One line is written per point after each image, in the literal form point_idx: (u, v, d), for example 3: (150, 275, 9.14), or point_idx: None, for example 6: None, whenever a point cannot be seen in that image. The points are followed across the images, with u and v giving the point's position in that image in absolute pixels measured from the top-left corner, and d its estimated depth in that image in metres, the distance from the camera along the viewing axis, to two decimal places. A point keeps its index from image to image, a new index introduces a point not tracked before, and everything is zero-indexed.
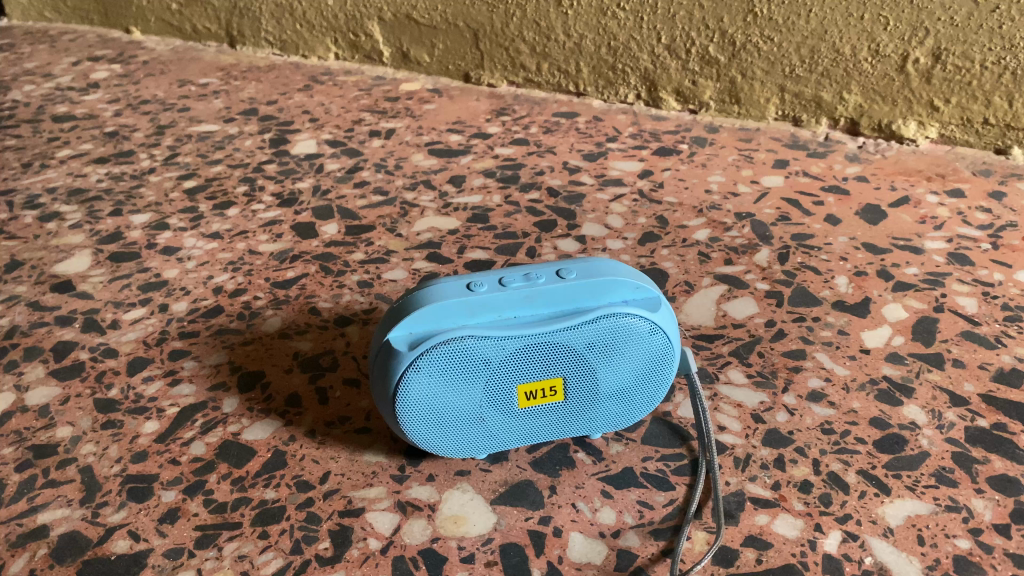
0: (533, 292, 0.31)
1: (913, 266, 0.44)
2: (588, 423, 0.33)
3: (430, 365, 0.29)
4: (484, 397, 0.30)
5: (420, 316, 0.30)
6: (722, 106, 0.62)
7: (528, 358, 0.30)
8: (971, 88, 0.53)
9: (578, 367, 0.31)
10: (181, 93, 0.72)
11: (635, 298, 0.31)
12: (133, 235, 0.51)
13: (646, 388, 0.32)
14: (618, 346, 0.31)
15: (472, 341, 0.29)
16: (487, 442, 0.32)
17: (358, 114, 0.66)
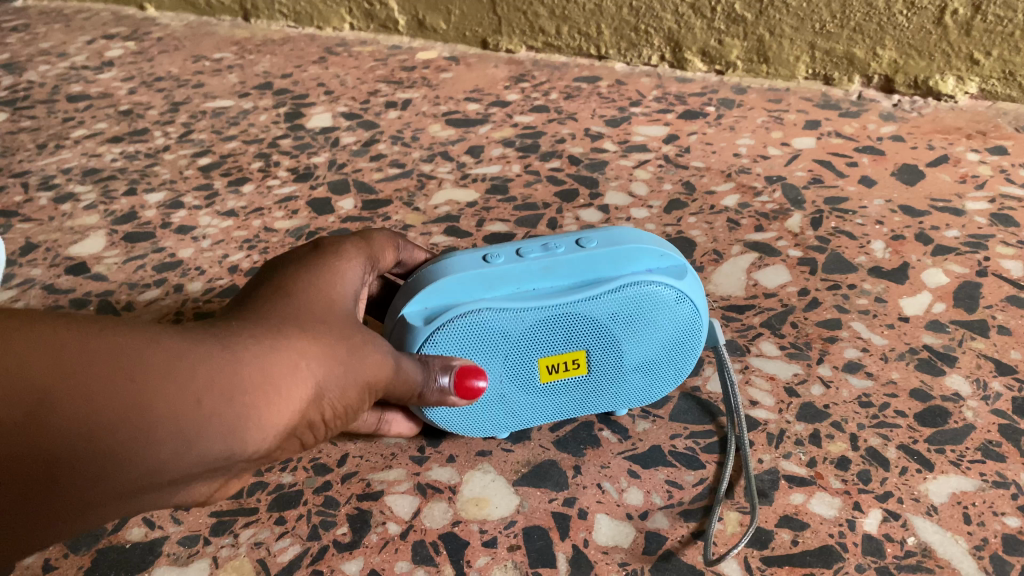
0: (551, 262, 0.29)
1: (954, 229, 0.42)
2: (612, 401, 0.32)
3: (446, 339, 0.28)
4: (500, 380, 0.29)
5: (435, 289, 0.29)
6: (750, 66, 0.60)
7: (549, 330, 0.29)
8: (1014, 38, 0.51)
9: (602, 338, 0.29)
10: (196, 69, 0.71)
11: (661, 266, 0.30)
12: (148, 214, 0.50)
13: (676, 362, 0.31)
14: (645, 316, 0.29)
15: (489, 313, 0.28)
16: (509, 420, 0.31)
17: (374, 85, 0.65)
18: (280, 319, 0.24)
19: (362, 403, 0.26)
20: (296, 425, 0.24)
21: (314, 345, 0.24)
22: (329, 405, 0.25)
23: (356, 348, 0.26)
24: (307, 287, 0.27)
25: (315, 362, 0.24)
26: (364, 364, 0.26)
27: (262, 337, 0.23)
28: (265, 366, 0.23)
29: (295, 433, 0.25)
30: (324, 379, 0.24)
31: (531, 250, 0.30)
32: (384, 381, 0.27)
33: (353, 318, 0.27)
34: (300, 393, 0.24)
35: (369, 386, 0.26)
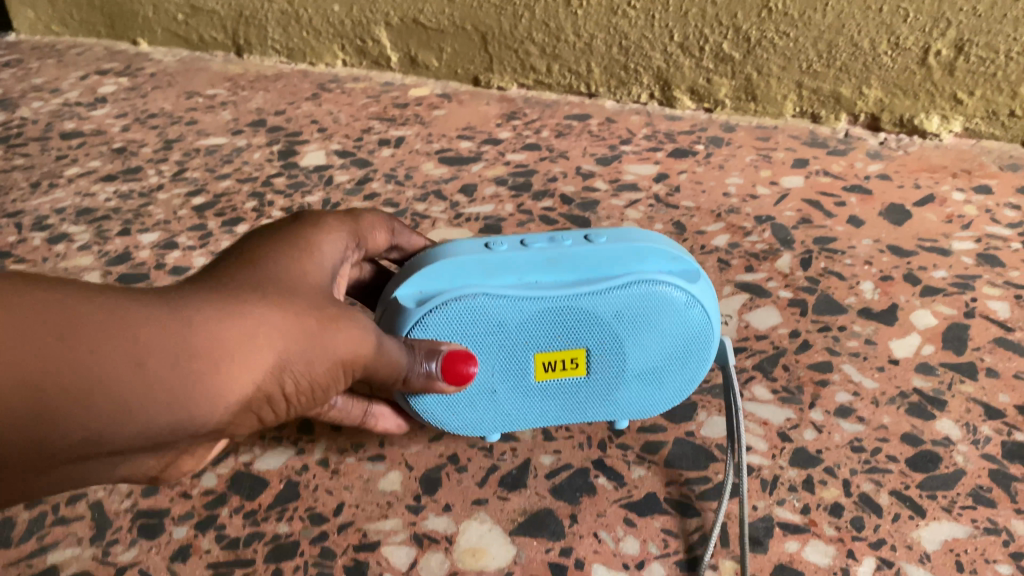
0: (557, 256, 0.31)
1: (941, 269, 0.43)
2: (612, 408, 0.33)
3: (444, 321, 0.30)
4: (494, 372, 0.31)
5: (440, 272, 0.31)
6: (738, 104, 0.60)
7: (549, 324, 0.30)
8: (996, 79, 0.52)
9: (603, 337, 0.31)
10: (189, 106, 0.72)
11: (672, 270, 0.31)
12: (142, 255, 0.50)
13: (681, 368, 0.32)
14: (646, 316, 0.31)
15: (489, 299, 0.30)
16: (502, 419, 0.32)
17: (367, 122, 0.66)
18: (242, 290, 0.25)
19: (332, 377, 0.27)
20: (261, 395, 0.24)
21: (276, 317, 0.24)
22: (291, 376, 0.25)
23: (324, 322, 0.26)
24: (275, 261, 0.27)
25: (276, 335, 0.24)
26: (333, 337, 0.26)
27: (224, 309, 0.23)
28: (225, 336, 0.23)
29: (255, 408, 0.25)
30: (286, 351, 0.25)
31: (541, 243, 0.32)
32: (354, 355, 0.27)
33: (320, 293, 0.27)
34: (262, 362, 0.24)
35: (336, 359, 0.26)
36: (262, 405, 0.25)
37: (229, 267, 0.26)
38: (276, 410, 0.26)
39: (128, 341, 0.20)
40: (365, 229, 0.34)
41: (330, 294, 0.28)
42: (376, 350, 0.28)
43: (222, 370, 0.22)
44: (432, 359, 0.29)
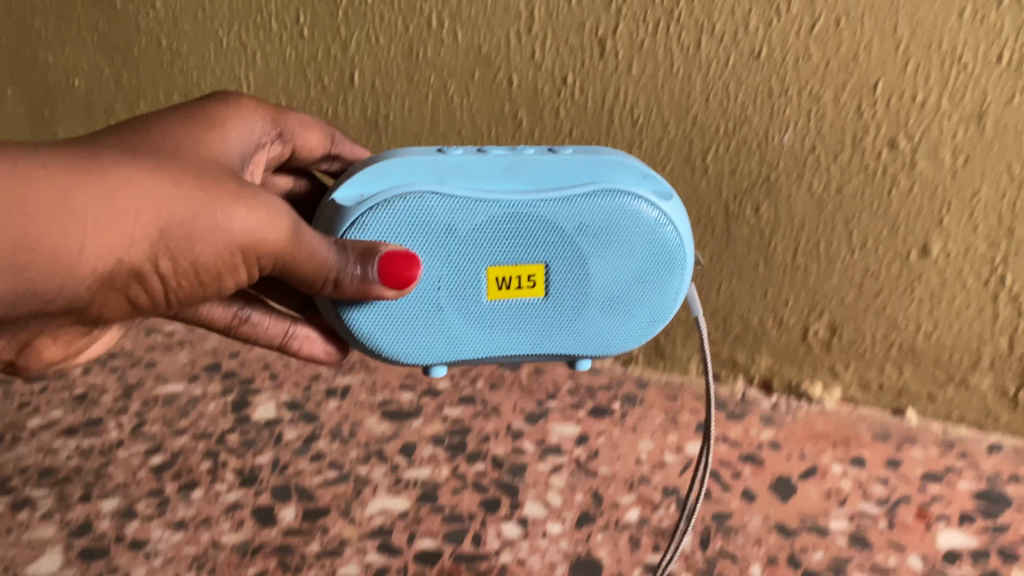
0: (529, 173, 0.45)
1: (819, 550, 0.50)
2: (567, 320, 0.47)
3: (426, 212, 0.43)
4: (454, 274, 0.45)
5: (430, 173, 0.44)
6: (649, 359, 0.67)
7: (519, 235, 0.44)
8: (866, 357, 0.61)
9: (570, 244, 0.45)
10: (148, 344, 0.77)
11: (636, 182, 0.46)
12: (102, 525, 0.54)
13: (628, 280, 0.47)
14: (607, 227, 0.45)
15: (465, 204, 0.44)
16: (458, 327, 0.46)
17: (315, 368, 0.71)
18: (118, 157, 0.36)
19: (216, 253, 0.39)
20: (127, 266, 0.36)
21: (156, 196, 0.36)
22: (174, 236, 0.37)
23: (205, 199, 0.38)
24: (157, 148, 0.39)
25: (149, 198, 0.36)
26: (211, 214, 0.38)
27: (107, 180, 0.35)
28: (99, 190, 0.34)
29: (147, 259, 0.37)
30: (162, 214, 0.36)
31: (500, 155, 0.46)
32: (237, 232, 0.39)
33: (215, 180, 0.39)
34: (128, 218, 0.35)
35: (227, 229, 0.38)
36: (133, 271, 0.37)
37: (151, 144, 0.40)
38: (154, 283, 0.38)
39: (19, 199, 0.32)
40: (290, 133, 0.53)
41: (227, 178, 0.40)
42: (272, 230, 0.40)
43: (89, 226, 0.34)
44: (362, 260, 0.41)
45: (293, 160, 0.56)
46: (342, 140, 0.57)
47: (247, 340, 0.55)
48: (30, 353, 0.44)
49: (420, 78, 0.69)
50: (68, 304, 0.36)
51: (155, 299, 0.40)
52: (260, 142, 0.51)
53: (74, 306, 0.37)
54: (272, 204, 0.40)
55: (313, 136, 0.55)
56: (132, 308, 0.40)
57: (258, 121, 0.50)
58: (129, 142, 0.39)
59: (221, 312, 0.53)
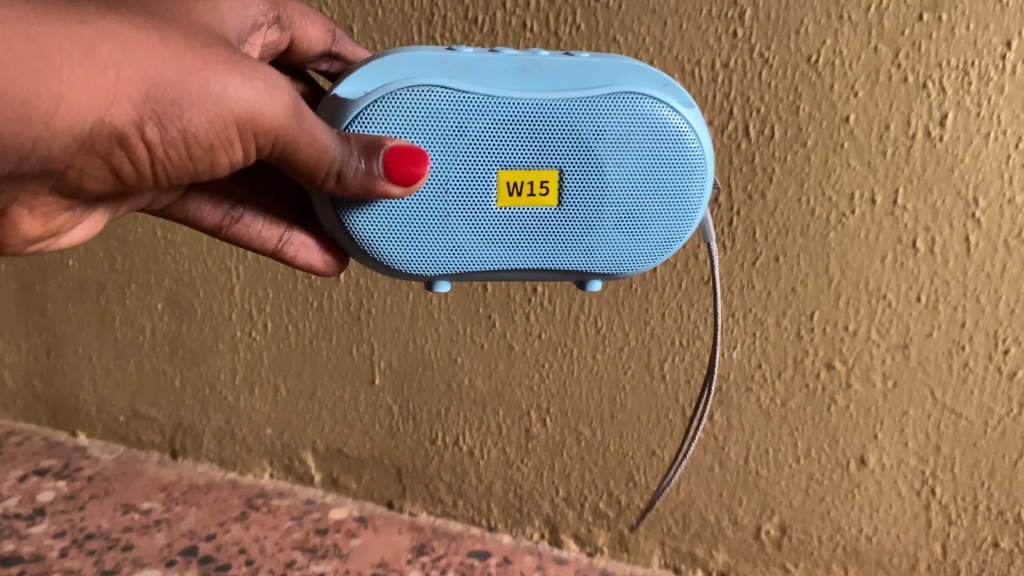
0: (542, 68, 0.43)
1: None
2: (583, 235, 0.45)
3: (425, 101, 0.42)
4: (460, 170, 0.43)
5: (432, 62, 0.42)
6: (614, 551, 0.74)
7: (530, 133, 0.42)
8: (813, 555, 0.67)
9: (585, 148, 0.43)
10: (125, 523, 0.80)
11: (660, 88, 0.44)
12: None
13: (643, 189, 0.45)
14: (625, 131, 0.43)
15: (469, 95, 0.42)
16: (459, 242, 0.44)
17: (291, 554, 0.76)
18: (100, 7, 0.34)
19: (208, 124, 0.36)
20: (110, 128, 0.34)
21: (144, 56, 0.34)
22: (161, 101, 0.35)
23: (194, 60, 0.35)
24: (150, 11, 0.37)
25: (133, 58, 0.33)
26: (203, 79, 0.35)
27: (87, 31, 0.32)
28: (74, 41, 0.32)
29: (136, 126, 0.35)
30: (150, 78, 0.34)
31: (513, 53, 0.43)
32: (232, 106, 0.36)
33: (209, 45, 0.36)
34: (108, 78, 0.33)
35: (219, 104, 0.36)
36: (117, 137, 0.35)
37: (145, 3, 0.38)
38: (139, 155, 0.36)
39: None
40: (290, 21, 0.53)
41: (223, 46, 0.37)
42: (272, 107, 0.37)
43: (65, 75, 0.32)
44: (370, 156, 0.40)
45: (295, 53, 0.56)
46: (342, 39, 0.58)
47: (242, 242, 0.54)
48: (10, 225, 0.41)
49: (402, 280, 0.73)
50: (45, 164, 0.35)
51: (140, 171, 0.38)
52: (256, 24, 0.50)
53: (50, 167, 0.35)
54: (274, 77, 0.38)
55: (314, 29, 0.55)
56: (115, 180, 0.38)
57: (254, 4, 0.49)
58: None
59: (209, 210, 0.52)
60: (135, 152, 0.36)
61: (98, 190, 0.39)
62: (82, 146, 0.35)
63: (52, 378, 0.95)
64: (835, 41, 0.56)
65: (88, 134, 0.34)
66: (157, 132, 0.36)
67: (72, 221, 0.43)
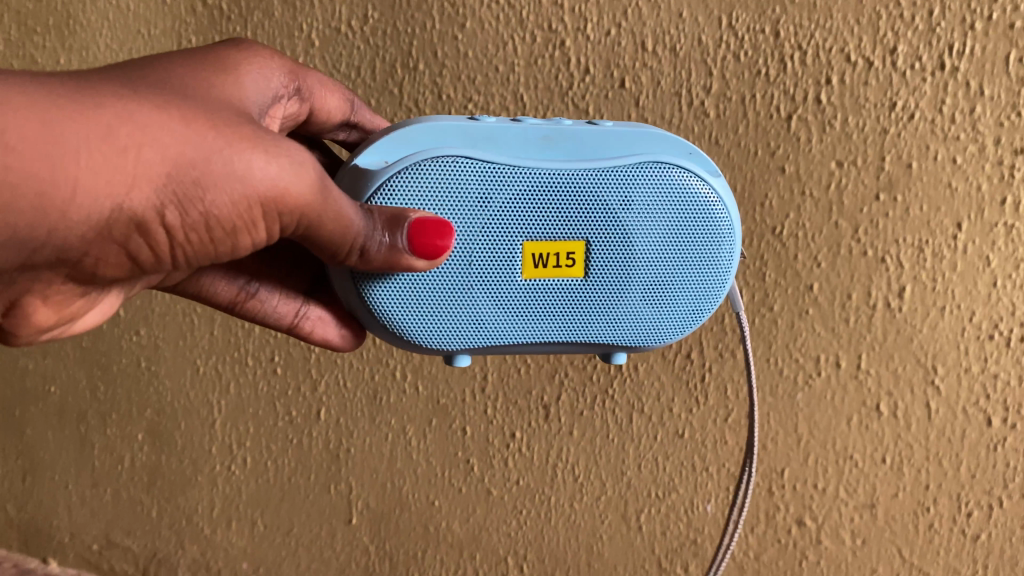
0: (565, 138, 0.43)
1: None
2: (609, 305, 0.44)
3: (449, 171, 0.41)
4: (485, 243, 0.42)
5: (454, 133, 0.42)
6: None
7: (556, 203, 0.42)
8: None
9: (612, 218, 0.43)
10: None
11: (685, 157, 0.44)
12: None
13: (669, 259, 0.44)
14: (652, 201, 0.43)
15: (493, 165, 0.41)
16: (482, 315, 0.43)
17: None
18: (115, 90, 0.31)
19: (233, 204, 0.33)
20: (129, 215, 0.31)
21: (166, 135, 0.31)
22: (188, 184, 0.32)
23: (219, 138, 0.32)
24: (161, 89, 0.34)
25: (158, 139, 0.30)
26: (227, 158, 0.33)
27: (105, 115, 0.29)
28: (92, 124, 0.28)
29: (160, 211, 0.32)
30: (176, 158, 0.31)
31: (536, 123, 0.43)
32: (257, 184, 0.34)
33: (232, 123, 0.34)
34: (132, 162, 0.29)
35: (246, 182, 0.33)
36: (137, 223, 0.31)
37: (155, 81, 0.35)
38: (159, 239, 0.33)
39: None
40: (308, 91, 0.52)
41: (241, 121, 0.35)
42: (302, 185, 0.35)
43: (83, 161, 0.28)
44: (395, 231, 0.39)
45: (313, 124, 0.55)
46: (361, 109, 0.58)
47: (253, 317, 0.52)
48: (20, 314, 0.38)
49: (381, 421, 0.74)
50: (57, 255, 0.31)
51: (157, 257, 0.34)
52: (278, 95, 0.48)
53: (64, 257, 0.32)
54: (297, 154, 0.36)
55: (334, 98, 0.55)
56: (130, 266, 0.34)
57: (275, 73, 0.47)
58: (125, 78, 0.33)
59: (224, 286, 0.50)
60: (155, 237, 0.33)
61: (110, 277, 0.35)
62: (98, 235, 0.31)
63: (26, 504, 0.95)
64: (798, 214, 0.59)
65: (108, 221, 0.30)
66: (180, 216, 0.32)
67: (82, 306, 0.40)
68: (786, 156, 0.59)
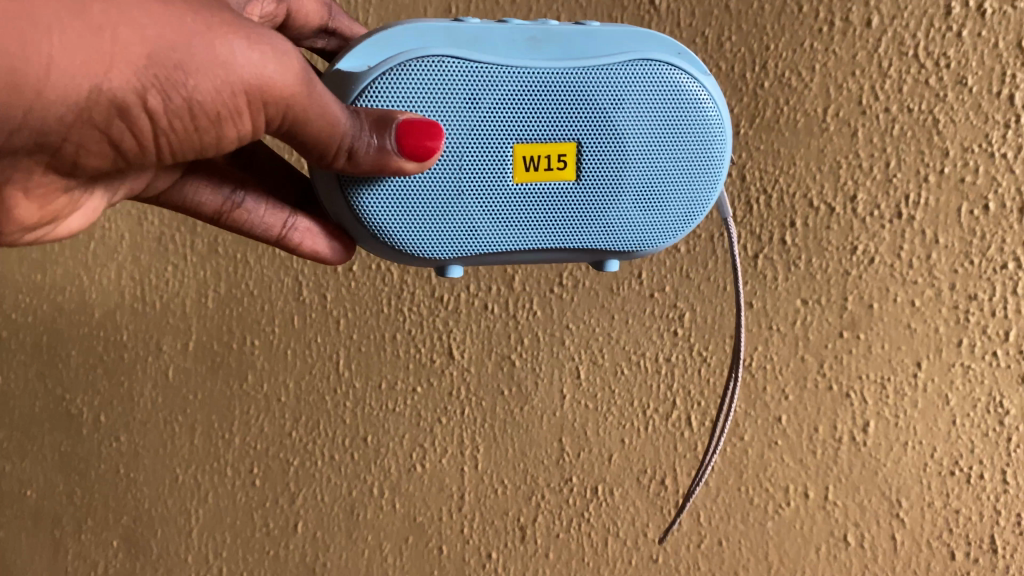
0: (552, 36, 0.40)
1: None
2: (603, 210, 0.42)
3: (432, 70, 0.38)
4: (473, 147, 0.39)
5: (435, 32, 0.39)
6: None
7: (544, 106, 0.39)
8: None
9: (603, 120, 0.40)
10: None
11: (677, 55, 0.41)
12: None
13: (662, 162, 0.42)
14: (642, 103, 0.41)
15: (478, 65, 0.39)
16: (473, 224, 0.40)
17: None
18: None
19: (215, 92, 0.31)
20: (108, 96, 0.29)
21: (143, 15, 0.29)
22: (167, 73, 0.30)
23: (198, 19, 0.30)
24: None
25: (136, 21, 0.29)
26: (208, 43, 0.30)
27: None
28: (66, 1, 0.27)
29: (140, 99, 0.30)
30: (152, 42, 0.29)
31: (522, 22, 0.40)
32: (240, 72, 0.31)
33: (212, 7, 0.31)
34: (107, 43, 0.28)
35: (227, 71, 0.31)
36: (117, 104, 0.30)
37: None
38: (143, 124, 0.31)
39: None
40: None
41: (226, 9, 0.32)
42: (288, 77, 0.33)
43: (55, 37, 0.27)
44: (383, 133, 0.36)
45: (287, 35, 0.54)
46: (339, 15, 0.56)
47: (236, 229, 0.48)
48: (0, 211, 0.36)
49: (358, 535, 0.75)
50: (37, 138, 0.30)
51: (143, 146, 0.32)
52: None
53: (44, 141, 0.30)
54: (285, 47, 0.33)
55: (310, 2, 0.53)
56: (115, 155, 0.32)
57: None
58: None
59: (211, 194, 0.46)
60: (140, 130, 0.31)
61: (98, 166, 0.33)
62: (80, 121, 0.30)
63: None
64: (766, 347, 0.62)
65: (87, 105, 0.29)
66: (161, 109, 0.31)
67: (68, 204, 0.38)
68: (753, 292, 0.61)
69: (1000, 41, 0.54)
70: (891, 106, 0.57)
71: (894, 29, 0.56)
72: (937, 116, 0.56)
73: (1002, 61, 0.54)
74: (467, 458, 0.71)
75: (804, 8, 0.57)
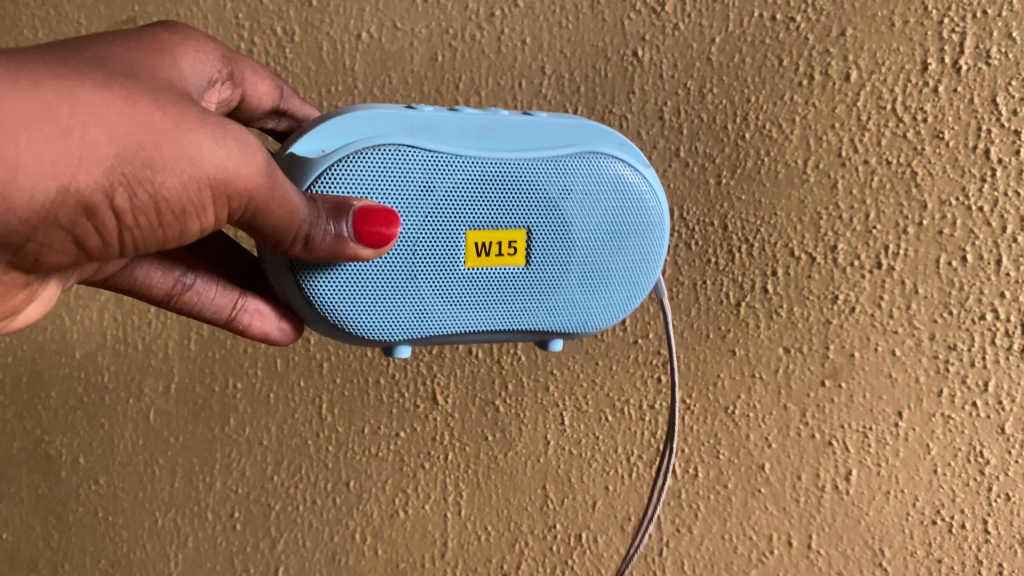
0: (504, 127, 0.43)
1: None
2: (549, 293, 0.46)
3: (390, 160, 0.40)
4: (429, 233, 0.42)
5: (392, 122, 0.41)
6: None
7: (497, 194, 0.42)
8: None
9: (552, 209, 0.44)
10: None
11: (618, 148, 0.46)
12: None
13: (606, 247, 0.46)
14: (589, 192, 0.45)
15: (434, 154, 0.41)
16: (428, 304, 0.43)
17: None
18: (54, 68, 0.28)
19: (181, 187, 0.31)
20: (77, 197, 0.28)
21: (111, 116, 0.28)
22: (136, 172, 0.29)
23: (163, 118, 0.30)
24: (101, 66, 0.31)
25: (104, 120, 0.28)
26: (174, 139, 0.30)
27: (43, 99, 0.26)
28: (33, 104, 0.26)
29: (108, 198, 0.29)
30: (122, 140, 0.28)
31: (473, 113, 0.43)
32: (206, 168, 0.31)
33: (173, 103, 0.31)
34: (77, 144, 0.27)
35: (194, 166, 0.31)
36: (85, 206, 0.29)
37: (93, 60, 0.32)
38: (108, 223, 0.31)
39: None
40: (241, 77, 0.50)
41: (188, 104, 0.32)
42: (251, 170, 0.33)
43: (24, 141, 0.26)
44: (339, 220, 0.38)
45: (245, 109, 0.53)
46: (290, 96, 0.56)
47: (186, 311, 0.49)
48: None
49: None
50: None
51: (106, 241, 0.32)
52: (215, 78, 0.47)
53: (6, 242, 0.29)
54: (247, 141, 0.33)
55: (264, 85, 0.53)
56: (76, 252, 0.32)
57: (212, 56, 0.46)
58: (58, 58, 0.31)
59: (161, 277, 0.47)
60: (105, 227, 0.31)
61: (56, 263, 0.32)
62: (45, 221, 0.29)
63: None
64: (749, 396, 0.62)
65: (54, 207, 0.28)
66: (129, 206, 0.30)
67: (23, 301, 0.38)
68: (736, 339, 0.62)
69: (976, 97, 0.55)
70: (870, 158, 0.57)
71: (873, 83, 0.57)
72: (915, 168, 0.57)
73: (978, 116, 0.55)
74: (450, 504, 0.71)
75: (784, 62, 0.58)
